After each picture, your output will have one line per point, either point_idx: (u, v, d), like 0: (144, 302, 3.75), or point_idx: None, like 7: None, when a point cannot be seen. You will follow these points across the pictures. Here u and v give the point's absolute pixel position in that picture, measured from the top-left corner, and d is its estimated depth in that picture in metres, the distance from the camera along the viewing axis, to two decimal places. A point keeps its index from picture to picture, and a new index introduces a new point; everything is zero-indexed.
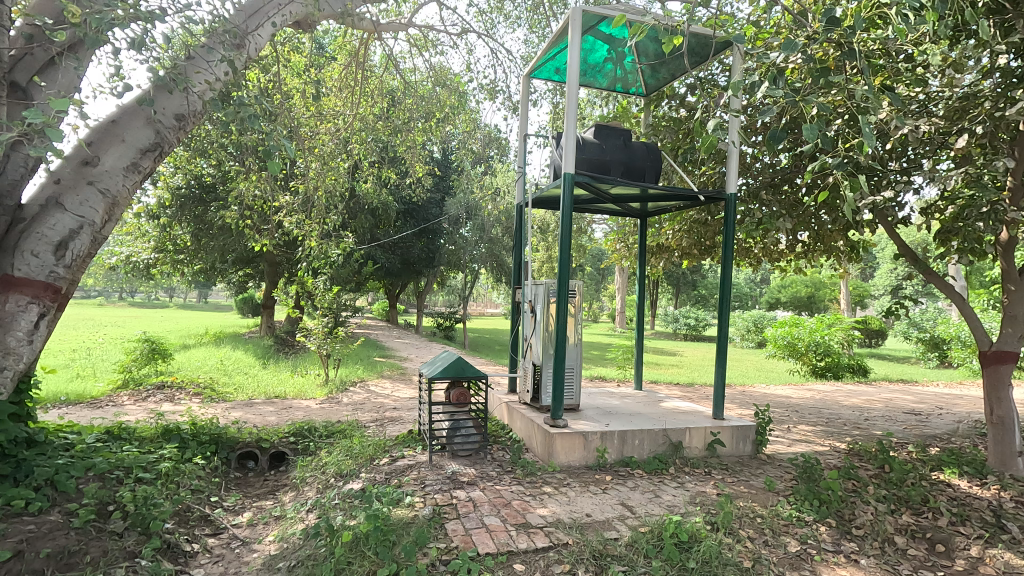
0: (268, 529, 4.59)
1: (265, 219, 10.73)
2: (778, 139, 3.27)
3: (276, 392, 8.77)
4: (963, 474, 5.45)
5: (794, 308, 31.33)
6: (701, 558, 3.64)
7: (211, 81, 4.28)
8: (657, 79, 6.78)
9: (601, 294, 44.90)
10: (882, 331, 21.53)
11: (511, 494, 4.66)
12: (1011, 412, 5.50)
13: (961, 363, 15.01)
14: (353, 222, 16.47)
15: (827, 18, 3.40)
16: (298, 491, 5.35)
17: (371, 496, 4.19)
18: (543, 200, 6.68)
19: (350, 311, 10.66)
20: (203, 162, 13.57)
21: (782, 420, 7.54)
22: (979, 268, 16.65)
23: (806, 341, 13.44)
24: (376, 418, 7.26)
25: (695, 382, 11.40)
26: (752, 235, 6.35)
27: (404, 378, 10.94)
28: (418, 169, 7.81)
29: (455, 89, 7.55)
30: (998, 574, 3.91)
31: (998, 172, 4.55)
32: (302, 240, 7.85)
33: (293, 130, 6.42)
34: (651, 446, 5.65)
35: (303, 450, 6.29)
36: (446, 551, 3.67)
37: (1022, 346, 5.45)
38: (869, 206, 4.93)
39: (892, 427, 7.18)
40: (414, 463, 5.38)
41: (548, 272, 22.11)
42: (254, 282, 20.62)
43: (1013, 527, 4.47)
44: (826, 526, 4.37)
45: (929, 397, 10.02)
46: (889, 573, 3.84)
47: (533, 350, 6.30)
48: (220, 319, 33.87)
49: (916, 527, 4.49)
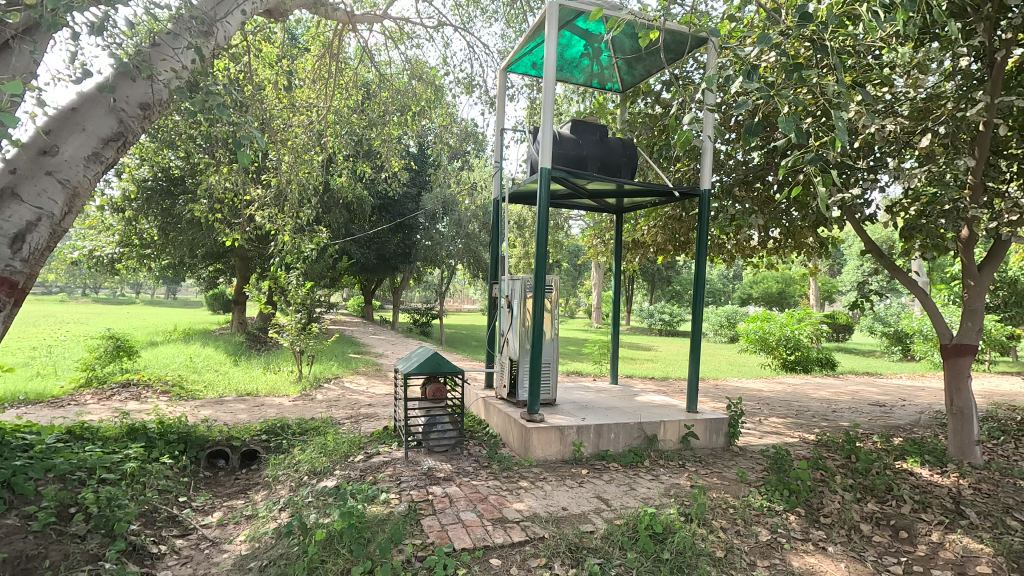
0: (239, 529, 4.51)
1: (236, 214, 10.41)
2: (751, 133, 3.60)
3: (249, 390, 8.61)
4: (925, 463, 5.68)
5: (765, 303, 31.99)
6: (676, 548, 3.71)
7: (178, 68, 4.18)
8: (633, 76, 6.79)
9: (577, 291, 45.05)
10: (850, 325, 22.06)
11: (487, 489, 4.68)
12: (970, 403, 5.69)
13: (923, 356, 15.52)
14: (329, 216, 16.20)
15: (799, 14, 3.70)
16: (270, 489, 5.30)
17: (345, 494, 4.16)
18: (517, 195, 6.62)
19: (325, 308, 10.45)
20: (169, 154, 13.15)
21: (754, 413, 7.70)
22: (941, 263, 17.16)
23: (776, 335, 13.70)
24: (351, 414, 7.18)
25: (670, 376, 11.54)
26: (726, 231, 6.45)
27: (379, 375, 10.75)
28: (394, 164, 7.49)
29: (431, 83, 7.29)
30: (958, 559, 4.06)
31: (960, 171, 4.96)
32: (277, 234, 7.20)
33: (265, 123, 6.22)
34: (626, 440, 5.74)
35: (275, 448, 6.25)
36: (421, 547, 3.66)
37: (980, 339, 5.65)
38: (840, 201, 5.23)
39: (860, 418, 7.38)
40: (390, 459, 5.42)
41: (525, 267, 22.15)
42: (224, 278, 20.13)
43: (970, 513, 4.67)
44: (795, 515, 4.51)
45: (893, 389, 10.35)
46: (854, 560, 3.99)
47: (510, 345, 6.30)
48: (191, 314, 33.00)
49: (881, 515, 4.67)
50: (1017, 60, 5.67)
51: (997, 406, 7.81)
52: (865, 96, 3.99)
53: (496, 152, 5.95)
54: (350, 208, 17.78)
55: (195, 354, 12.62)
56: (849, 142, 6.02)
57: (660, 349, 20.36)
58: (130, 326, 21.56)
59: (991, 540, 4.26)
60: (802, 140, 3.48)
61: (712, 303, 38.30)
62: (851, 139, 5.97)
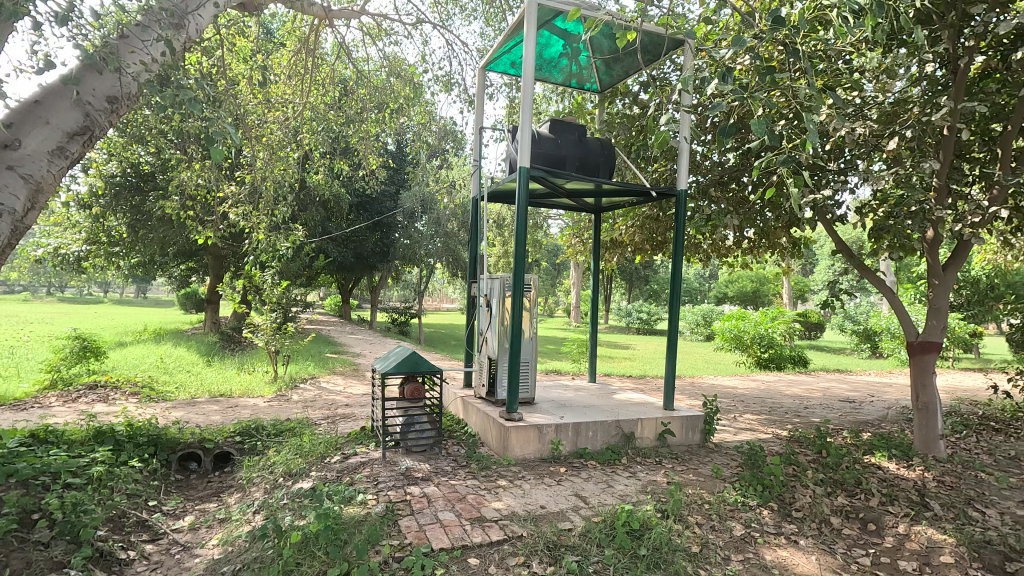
0: (212, 533, 4.42)
1: (209, 211, 10.19)
2: (727, 134, 3.66)
3: (222, 391, 8.43)
4: (892, 457, 5.85)
5: (741, 302, 32.53)
6: (652, 544, 3.76)
7: (147, 62, 4.08)
8: (612, 76, 6.82)
9: (556, 290, 45.23)
10: (821, 324, 22.57)
11: (466, 489, 4.68)
12: (934, 399, 5.87)
13: (891, 354, 15.96)
14: (306, 214, 15.98)
15: (772, 18, 3.79)
16: (244, 492, 5.21)
17: (321, 495, 4.11)
18: (496, 194, 6.62)
19: (301, 307, 10.30)
20: (139, 150, 12.82)
21: (729, 410, 7.83)
22: (908, 263, 17.66)
23: (750, 334, 13.94)
24: (327, 415, 7.08)
25: (647, 375, 11.66)
26: (702, 231, 6.54)
27: (357, 374, 10.64)
28: (373, 161, 7.41)
29: (410, 81, 7.17)
30: (922, 550, 4.19)
31: (926, 173, 5.12)
32: (251, 233, 7.05)
33: (239, 119, 6.10)
34: (603, 437, 5.78)
35: (249, 450, 6.15)
36: (399, 548, 3.64)
37: (944, 336, 5.83)
38: (812, 202, 5.35)
39: (831, 414, 7.56)
40: (368, 459, 5.37)
41: (503, 266, 22.13)
42: (196, 277, 19.70)
43: (935, 505, 4.83)
44: (768, 510, 4.61)
45: (862, 386, 10.62)
46: (825, 552, 4.09)
47: (488, 344, 6.29)
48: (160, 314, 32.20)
49: (850, 508, 4.80)
50: (980, 67, 5.86)
51: (961, 401, 8.07)
52: (836, 99, 4.09)
53: (475, 151, 5.93)
54: (328, 206, 17.62)
55: (166, 353, 12.33)
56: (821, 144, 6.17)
57: (638, 347, 20.55)
58: (97, 326, 20.93)
59: (954, 530, 4.40)
60: (775, 142, 3.56)
61: (689, 302, 38.79)
62: (822, 142, 6.11)
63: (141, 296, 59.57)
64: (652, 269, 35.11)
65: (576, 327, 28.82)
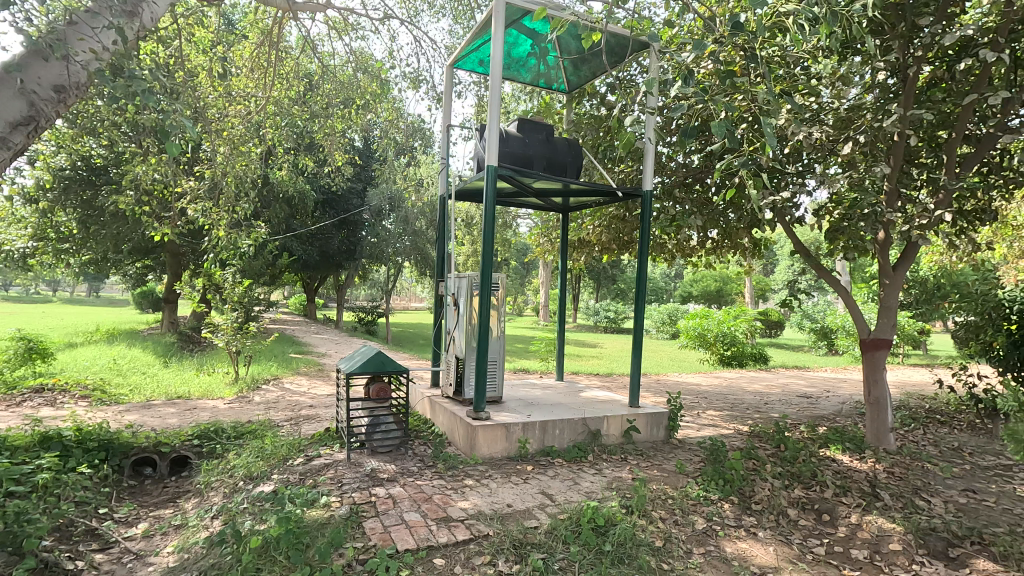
0: (166, 540, 4.27)
1: (165, 207, 9.85)
2: (687, 135, 3.83)
3: (179, 393, 8.15)
4: (846, 450, 6.07)
5: (706, 301, 33.27)
6: (617, 540, 3.81)
7: (97, 50, 3.88)
8: (579, 77, 6.87)
9: (525, 289, 45.34)
10: (781, 322, 23.22)
11: (432, 489, 4.65)
12: (885, 394, 6.12)
13: (846, 351, 16.55)
14: (269, 212, 15.66)
15: (732, 23, 3.92)
16: (202, 497, 5.04)
17: (283, 498, 4.02)
18: (464, 193, 6.60)
19: (263, 306, 10.04)
20: (89, 142, 12.32)
21: (693, 406, 8.00)
22: (861, 263, 18.32)
23: (713, 332, 14.26)
24: (290, 416, 6.92)
25: (613, 372, 11.80)
26: (667, 231, 6.66)
27: (321, 375, 10.43)
28: (338, 158, 7.27)
29: (377, 76, 7.06)
30: (873, 538, 4.36)
31: (878, 178, 5.34)
32: (210, 230, 6.80)
33: (198, 111, 5.90)
34: (570, 435, 5.83)
35: (208, 453, 5.95)
36: (363, 550, 3.59)
37: (894, 333, 6.08)
38: (771, 204, 5.51)
39: (789, 409, 7.81)
40: (332, 461, 5.27)
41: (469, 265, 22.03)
42: (153, 275, 19.07)
43: (885, 495, 5.04)
44: (729, 503, 4.73)
45: (819, 382, 10.99)
46: (782, 543, 4.23)
47: (455, 343, 6.26)
48: (113, 313, 31.06)
49: (806, 500, 4.97)
50: (928, 76, 6.12)
51: (910, 396, 8.42)
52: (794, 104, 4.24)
53: (443, 148, 5.90)
54: (293, 203, 17.40)
55: (118, 355, 11.86)
56: (780, 148, 6.35)
57: (605, 345, 20.73)
58: (45, 326, 20.05)
59: (902, 519, 4.60)
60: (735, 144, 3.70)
61: (656, 300, 39.42)
62: (781, 145, 6.29)
63: (86, 295, 57.04)
64: (620, 269, 35.57)
65: (543, 326, 28.97)
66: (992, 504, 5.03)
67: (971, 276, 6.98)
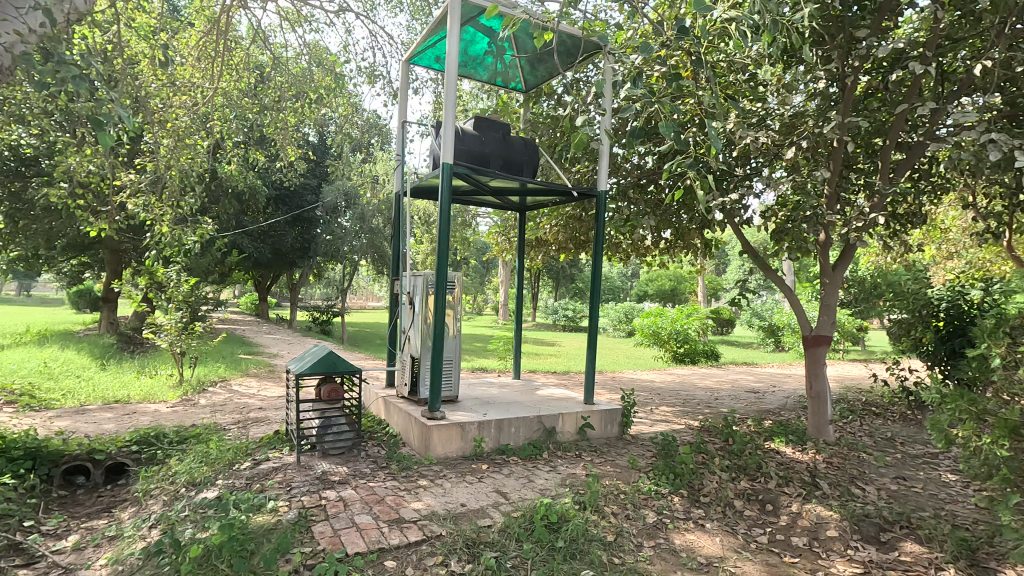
0: (99, 552, 4.05)
1: (103, 201, 9.36)
2: (637, 136, 4.08)
3: (117, 396, 7.73)
4: (789, 442, 6.33)
5: (660, 300, 34.05)
6: (569, 536, 3.87)
7: (22, 32, 3.65)
8: (536, 77, 6.89)
9: (487, 288, 45.28)
10: (731, 319, 23.95)
11: (384, 490, 4.58)
12: (825, 388, 6.41)
13: (791, 347, 17.26)
14: (218, 207, 15.17)
15: (678, 28, 4.07)
16: (140, 506, 4.80)
17: (226, 505, 3.88)
18: (420, 190, 6.52)
19: (209, 305, 9.66)
20: (18, 131, 11.61)
21: (646, 403, 8.17)
22: (805, 264, 19.11)
23: (667, 330, 14.61)
24: (238, 420, 6.68)
25: (571, 370, 11.93)
26: (621, 231, 6.77)
27: (271, 376, 10.11)
28: (291, 153, 7.06)
29: (332, 70, 6.85)
30: (811, 526, 4.56)
31: (819, 182, 5.60)
32: (151, 226, 6.38)
33: (139, 100, 5.63)
34: (526, 433, 5.85)
35: (147, 460, 5.67)
36: (311, 555, 3.51)
37: (834, 330, 6.38)
38: (719, 205, 5.69)
39: (737, 404, 8.09)
40: (280, 465, 5.12)
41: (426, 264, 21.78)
42: (88, 272, 18.18)
43: (824, 485, 5.28)
44: (678, 497, 4.87)
45: (766, 377, 11.41)
46: (728, 534, 4.38)
47: (410, 342, 6.19)
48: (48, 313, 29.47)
49: (751, 491, 5.16)
50: (864, 85, 6.44)
51: (849, 389, 8.85)
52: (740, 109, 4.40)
53: (398, 145, 5.81)
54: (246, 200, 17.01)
55: (49, 357, 11.21)
56: (729, 152, 6.57)
57: (564, 344, 20.86)
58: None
59: (838, 506, 4.83)
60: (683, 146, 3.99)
61: (613, 298, 40.05)
62: (729, 149, 6.50)
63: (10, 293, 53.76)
64: (578, 268, 35.99)
65: (501, 326, 29.03)
66: (920, 490, 5.36)
67: (904, 276, 7.39)
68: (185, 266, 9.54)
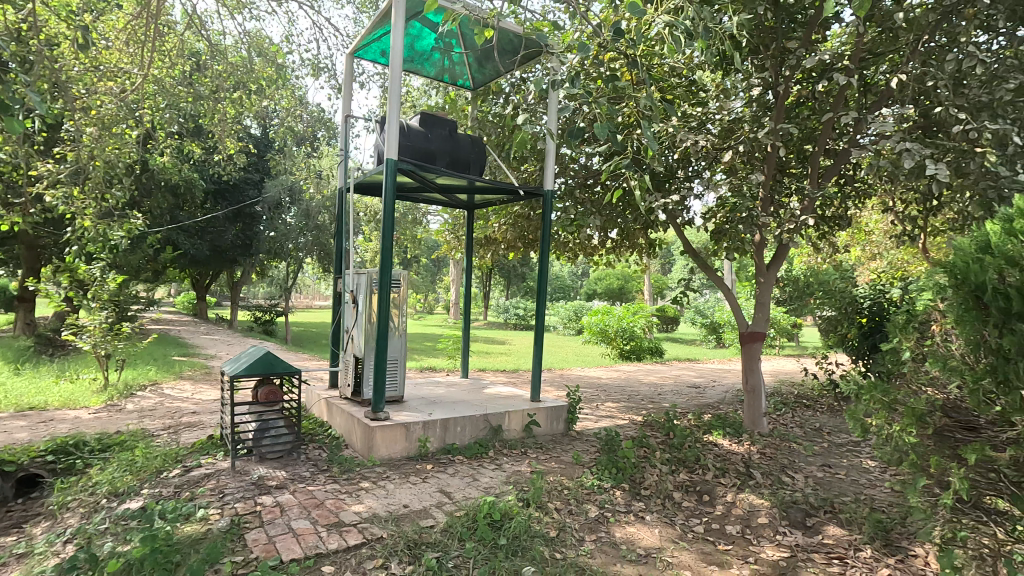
0: (7, 570, 3.74)
1: (16, 192, 8.69)
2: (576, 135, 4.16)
3: (33, 403, 7.17)
4: (726, 435, 6.58)
5: (607, 299, 34.71)
6: (511, 534, 3.88)
7: None
8: (484, 74, 6.87)
9: (439, 286, 44.88)
10: (675, 317, 24.62)
11: (324, 494, 4.45)
12: (759, 382, 6.71)
13: (732, 344, 17.95)
14: (149, 201, 14.44)
15: (614, 31, 4.19)
16: (56, 519, 4.47)
17: (151, 514, 3.67)
18: (364, 186, 6.37)
19: (139, 304, 9.13)
20: None
21: (592, 399, 8.31)
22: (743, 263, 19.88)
23: (614, 328, 14.89)
24: (168, 425, 6.33)
25: (520, 369, 11.99)
26: (567, 230, 6.84)
27: (205, 378, 9.66)
28: (230, 145, 6.76)
29: (273, 61, 6.72)
30: (744, 514, 4.75)
31: (753, 185, 5.85)
32: (74, 219, 6.04)
33: (57, 84, 5.24)
34: (472, 432, 5.83)
35: (65, 470, 5.29)
36: (243, 564, 3.36)
37: (767, 327, 6.68)
38: (660, 206, 5.85)
39: (679, 399, 8.35)
40: (213, 471, 4.88)
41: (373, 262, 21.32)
42: None
43: (756, 474, 5.52)
44: (620, 491, 4.98)
45: (707, 372, 11.81)
46: (667, 525, 4.51)
47: (354, 342, 6.04)
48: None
49: (689, 483, 5.33)
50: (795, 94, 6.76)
51: (782, 383, 9.29)
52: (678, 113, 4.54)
53: (342, 139, 5.65)
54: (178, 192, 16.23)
55: None
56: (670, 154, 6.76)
57: (513, 342, 20.84)
58: None
59: (769, 495, 5.06)
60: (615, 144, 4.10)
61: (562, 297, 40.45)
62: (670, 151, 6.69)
63: None
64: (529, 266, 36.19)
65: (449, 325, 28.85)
66: (844, 476, 5.68)
67: (831, 275, 7.81)
68: (112, 263, 8.97)
